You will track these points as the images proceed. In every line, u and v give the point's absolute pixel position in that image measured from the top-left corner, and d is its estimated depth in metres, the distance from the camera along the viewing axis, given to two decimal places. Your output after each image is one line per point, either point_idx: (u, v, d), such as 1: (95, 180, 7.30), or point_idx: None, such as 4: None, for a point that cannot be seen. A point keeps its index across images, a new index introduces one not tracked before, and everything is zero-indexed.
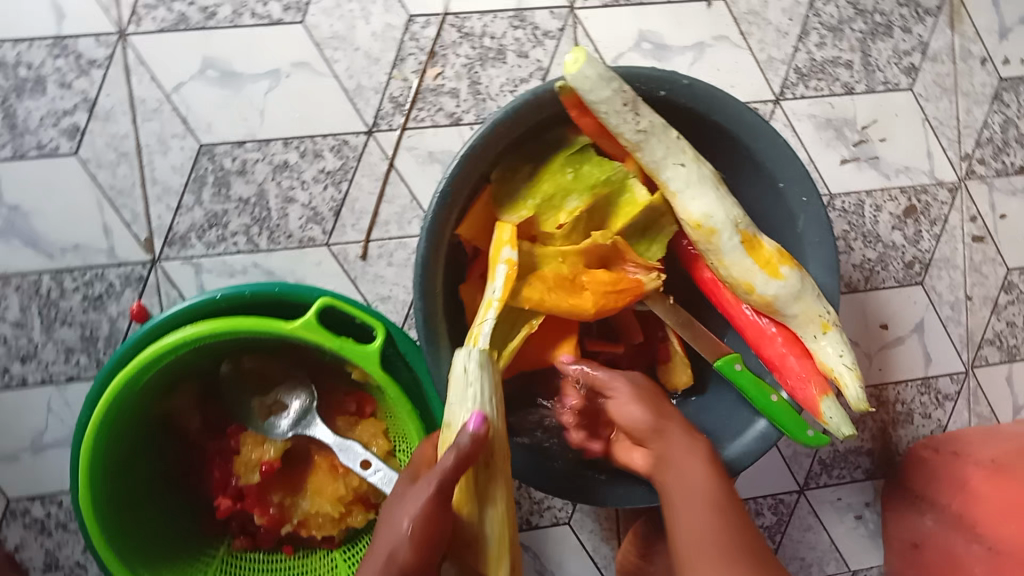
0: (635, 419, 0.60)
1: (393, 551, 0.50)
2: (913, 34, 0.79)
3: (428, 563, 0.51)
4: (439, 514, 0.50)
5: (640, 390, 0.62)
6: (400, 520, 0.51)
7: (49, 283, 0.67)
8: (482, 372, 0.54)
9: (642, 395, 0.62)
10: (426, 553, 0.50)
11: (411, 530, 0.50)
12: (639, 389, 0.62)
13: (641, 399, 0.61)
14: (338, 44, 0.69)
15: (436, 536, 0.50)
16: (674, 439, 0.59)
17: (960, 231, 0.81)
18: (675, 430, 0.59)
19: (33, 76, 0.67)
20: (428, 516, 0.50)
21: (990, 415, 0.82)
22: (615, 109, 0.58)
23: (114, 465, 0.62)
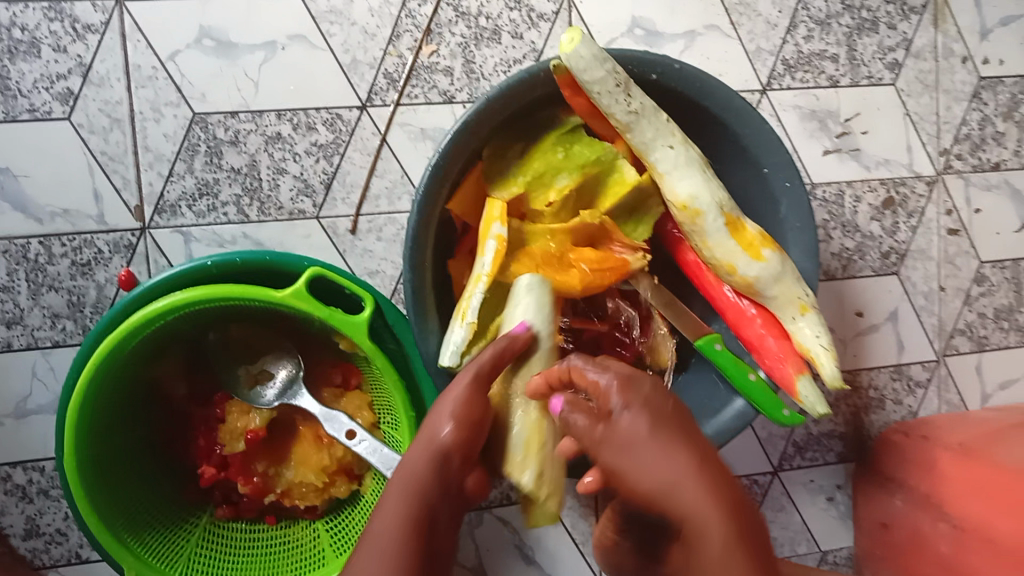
0: (661, 471, 0.42)
1: (435, 435, 0.52)
2: (898, 30, 0.81)
3: (470, 442, 0.52)
4: (478, 399, 0.53)
5: (670, 427, 0.43)
6: (443, 407, 0.53)
7: (37, 247, 0.67)
8: (533, 290, 0.60)
9: (665, 437, 0.43)
10: (468, 435, 0.52)
11: (451, 409, 0.52)
12: (678, 445, 0.42)
13: (668, 453, 0.42)
14: (335, 18, 0.70)
15: (477, 418, 0.53)
16: (702, 533, 0.40)
17: (936, 223, 0.83)
18: (718, 524, 0.40)
19: (26, 39, 0.66)
20: (472, 396, 0.53)
21: (959, 404, 0.85)
22: (607, 89, 0.59)
23: (99, 429, 0.62)
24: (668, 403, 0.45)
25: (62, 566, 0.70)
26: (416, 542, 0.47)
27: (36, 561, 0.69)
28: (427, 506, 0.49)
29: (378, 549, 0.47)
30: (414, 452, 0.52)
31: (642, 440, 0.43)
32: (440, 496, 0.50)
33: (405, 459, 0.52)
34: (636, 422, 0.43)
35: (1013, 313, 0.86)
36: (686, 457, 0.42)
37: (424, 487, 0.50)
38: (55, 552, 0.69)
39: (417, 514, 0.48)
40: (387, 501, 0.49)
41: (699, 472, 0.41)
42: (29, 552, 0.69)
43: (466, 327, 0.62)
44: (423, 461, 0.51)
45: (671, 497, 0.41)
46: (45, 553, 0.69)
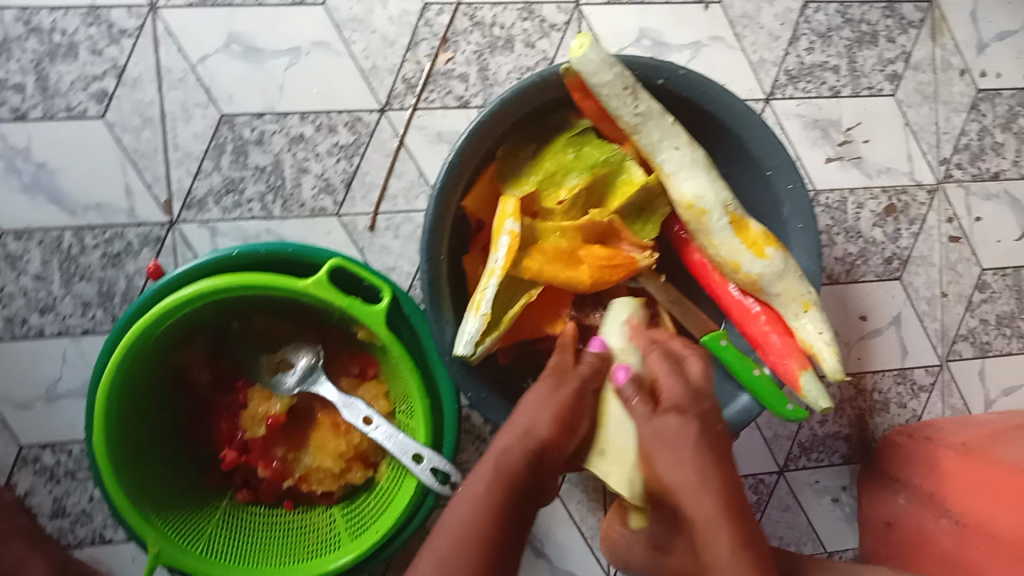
0: (689, 476, 0.48)
1: (530, 427, 0.56)
2: (897, 44, 0.84)
3: (557, 447, 0.57)
4: (569, 406, 0.58)
5: (708, 447, 0.49)
6: (533, 402, 0.58)
7: (70, 238, 0.71)
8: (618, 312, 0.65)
9: (704, 447, 0.49)
10: (557, 438, 0.57)
11: (548, 404, 0.57)
12: (711, 460, 0.48)
13: (700, 456, 0.49)
14: (356, 26, 0.73)
15: (567, 420, 0.58)
16: (707, 535, 0.46)
17: (937, 230, 0.85)
18: (726, 530, 0.45)
19: (65, 42, 0.70)
20: (569, 407, 0.58)
21: (963, 408, 0.86)
22: (615, 92, 0.62)
23: (128, 410, 0.65)
24: (719, 426, 0.52)
25: (86, 546, 0.72)
26: (497, 523, 0.49)
27: (62, 540, 0.71)
28: (512, 488, 0.52)
29: (460, 525, 0.49)
30: (508, 441, 0.55)
31: (682, 444, 0.49)
32: (526, 487, 0.53)
33: (495, 447, 0.55)
34: (683, 428, 0.50)
35: (1014, 320, 0.87)
36: (711, 465, 0.48)
37: (514, 468, 0.53)
38: (80, 531, 0.72)
39: (503, 494, 0.51)
40: (474, 480, 0.52)
41: (719, 479, 0.48)
42: (55, 531, 0.72)
43: (480, 318, 0.64)
44: (517, 449, 0.54)
45: (690, 496, 0.47)
46: (70, 532, 0.72)
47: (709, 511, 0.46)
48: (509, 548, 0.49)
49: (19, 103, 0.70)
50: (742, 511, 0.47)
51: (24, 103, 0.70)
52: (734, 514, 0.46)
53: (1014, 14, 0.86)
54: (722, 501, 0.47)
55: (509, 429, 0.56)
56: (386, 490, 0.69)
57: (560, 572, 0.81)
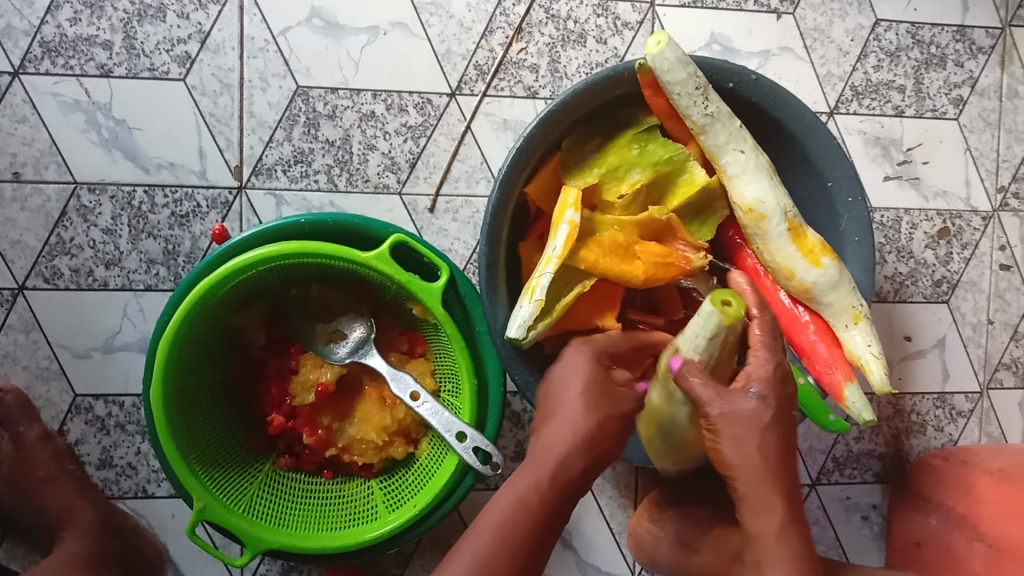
0: (755, 464, 0.52)
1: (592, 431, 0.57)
2: (965, 68, 0.84)
3: (613, 451, 0.59)
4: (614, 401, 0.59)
5: (776, 436, 0.53)
6: (579, 394, 0.59)
7: (142, 196, 0.73)
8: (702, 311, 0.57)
9: (771, 438, 0.52)
10: (613, 443, 0.59)
11: (596, 403, 0.58)
12: (777, 449, 0.53)
13: (767, 448, 0.52)
14: (435, 10, 0.75)
15: (616, 419, 0.59)
16: (758, 512, 0.53)
17: (989, 257, 0.85)
18: (778, 510, 0.53)
19: (155, 4, 0.73)
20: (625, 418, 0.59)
21: (1000, 437, 0.86)
22: (687, 91, 0.64)
23: (186, 365, 0.67)
24: (789, 395, 0.55)
25: (129, 498, 0.74)
26: (537, 523, 0.54)
27: (107, 490, 0.73)
28: (561, 488, 0.56)
29: (504, 523, 0.53)
30: (568, 441, 0.57)
31: (754, 430, 0.52)
32: (573, 486, 0.57)
33: (546, 441, 0.57)
34: (757, 414, 0.52)
35: None
36: (775, 453, 0.52)
37: (562, 470, 0.56)
38: (124, 484, 0.74)
39: (550, 495, 0.55)
40: (524, 475, 0.56)
41: (778, 467, 0.52)
42: (100, 481, 0.73)
43: (534, 303, 0.65)
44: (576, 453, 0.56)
45: (750, 478, 0.52)
46: (114, 484, 0.74)
47: (762, 493, 0.53)
48: (548, 543, 0.55)
49: (106, 60, 0.72)
50: (790, 491, 0.54)
51: (110, 60, 0.72)
52: (783, 496, 0.53)
53: None
54: (776, 485, 0.53)
55: (569, 427, 0.57)
56: (425, 467, 0.71)
57: (585, 564, 0.81)
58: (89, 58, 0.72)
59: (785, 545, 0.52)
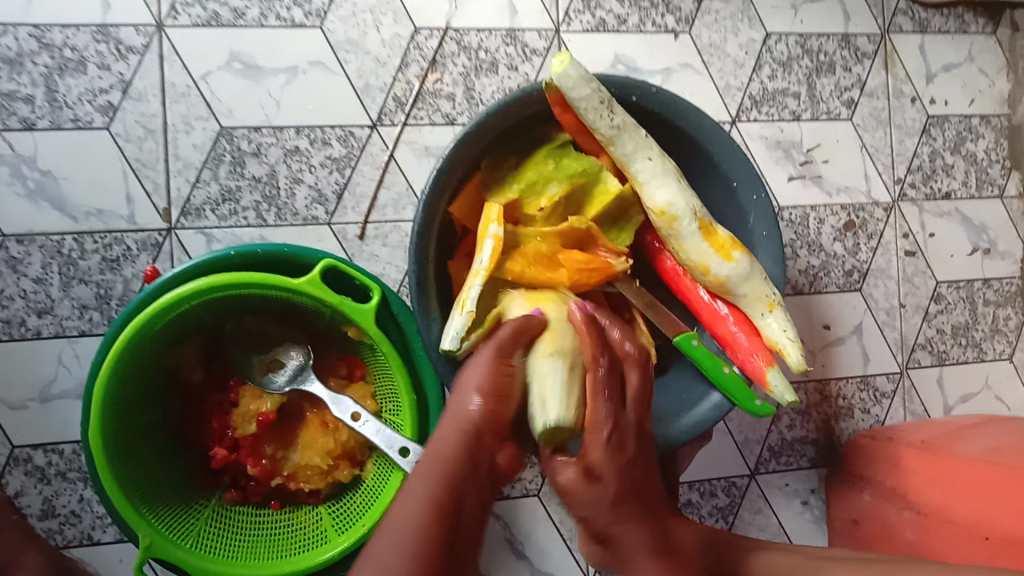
0: (620, 539, 0.51)
1: (461, 403, 0.53)
2: (853, 72, 0.91)
3: (500, 413, 0.54)
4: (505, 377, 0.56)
5: (624, 511, 0.50)
6: (468, 379, 0.55)
7: (71, 243, 0.73)
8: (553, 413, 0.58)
9: (620, 518, 0.50)
10: (494, 403, 0.54)
11: (478, 380, 0.54)
12: (633, 522, 0.51)
13: (617, 529, 0.51)
14: (351, 48, 0.78)
15: (504, 397, 0.55)
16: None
17: (894, 245, 0.91)
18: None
19: (75, 57, 0.74)
20: (492, 371, 0.56)
21: (923, 414, 0.90)
22: (592, 106, 0.68)
23: (125, 405, 0.67)
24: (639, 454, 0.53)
25: (74, 546, 0.72)
26: (441, 515, 0.45)
27: (51, 541, 0.72)
28: (456, 491, 0.47)
29: (405, 518, 0.45)
30: (442, 428, 0.52)
31: (605, 512, 0.50)
32: (473, 460, 0.49)
33: (433, 443, 0.51)
34: (595, 504, 0.50)
35: (969, 330, 0.92)
36: (624, 528, 0.51)
37: (453, 472, 0.48)
38: (69, 533, 0.72)
39: (446, 473, 0.48)
40: (411, 493, 0.47)
41: (642, 536, 0.51)
42: (44, 532, 0.72)
43: (465, 315, 0.67)
44: (451, 432, 0.51)
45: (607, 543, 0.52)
46: (58, 534, 0.72)
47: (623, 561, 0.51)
48: (466, 527, 0.47)
49: (29, 114, 0.73)
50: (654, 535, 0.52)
51: (33, 113, 0.73)
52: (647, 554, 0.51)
53: (957, 48, 0.94)
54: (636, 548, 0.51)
55: (444, 416, 0.53)
56: (373, 487, 0.71)
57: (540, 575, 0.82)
58: (11, 112, 0.73)
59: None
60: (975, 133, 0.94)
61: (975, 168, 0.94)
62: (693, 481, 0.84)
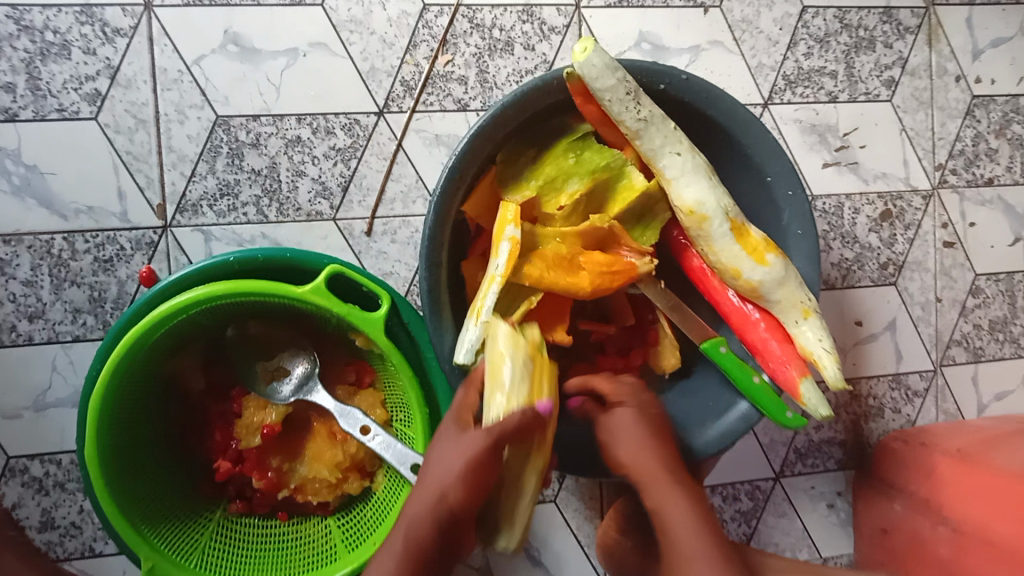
0: (637, 452, 0.58)
1: (442, 489, 0.54)
2: (894, 50, 0.84)
3: (473, 501, 0.55)
4: (488, 463, 0.55)
5: (642, 426, 0.59)
6: (449, 462, 0.54)
7: (61, 243, 0.69)
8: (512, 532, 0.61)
9: (639, 428, 0.59)
10: (473, 489, 0.54)
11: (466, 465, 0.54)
12: (648, 431, 0.59)
13: (641, 444, 0.58)
14: (354, 27, 0.73)
15: (481, 477, 0.55)
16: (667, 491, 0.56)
17: (932, 236, 0.85)
18: (671, 481, 0.56)
19: (58, 41, 0.69)
20: (479, 460, 0.54)
21: (956, 413, 0.86)
22: (618, 97, 0.62)
23: (122, 419, 0.63)
24: (657, 414, 0.61)
25: (76, 558, 0.70)
26: None
27: (51, 553, 0.70)
28: (423, 562, 0.53)
29: None
30: (418, 505, 0.54)
31: (628, 422, 0.59)
32: (439, 547, 0.54)
33: (410, 510, 0.54)
34: (620, 415, 0.60)
35: (1008, 325, 0.88)
36: (645, 437, 0.59)
37: (423, 546, 0.53)
38: (69, 545, 0.70)
39: (414, 561, 0.52)
40: (385, 559, 0.53)
41: (657, 449, 0.58)
42: (44, 545, 0.70)
43: (480, 326, 0.63)
44: (427, 516, 0.53)
45: (638, 460, 0.58)
46: (59, 546, 0.70)
47: (650, 470, 0.57)
48: None
49: (10, 103, 0.68)
50: (676, 469, 0.57)
51: (14, 103, 0.68)
52: (668, 472, 0.57)
53: (1008, 21, 0.87)
54: (661, 466, 0.57)
55: (420, 492, 0.55)
56: (383, 501, 0.68)
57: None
58: None
59: (686, 501, 0.55)
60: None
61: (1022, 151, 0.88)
62: (715, 485, 0.81)
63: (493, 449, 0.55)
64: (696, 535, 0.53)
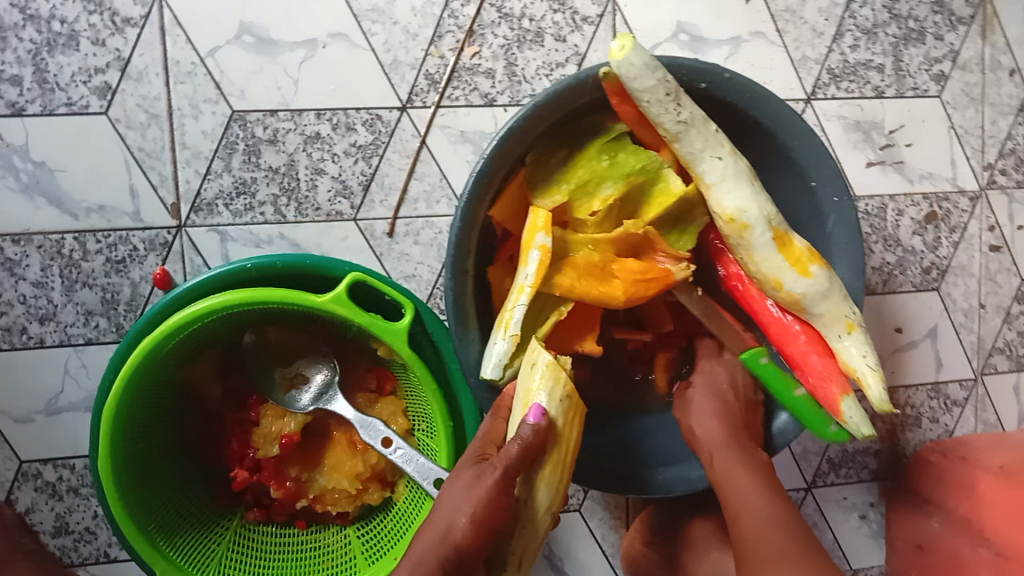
0: (707, 433, 0.64)
1: (449, 526, 0.53)
2: (945, 42, 0.80)
3: (482, 544, 0.54)
4: (497, 502, 0.53)
5: (711, 402, 0.66)
6: (459, 498, 0.54)
7: (72, 243, 0.66)
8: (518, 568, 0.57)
9: (711, 405, 0.65)
10: (481, 532, 0.53)
11: (473, 506, 0.53)
12: (717, 409, 0.65)
13: (710, 422, 0.64)
14: (376, 17, 0.69)
15: (492, 518, 0.53)
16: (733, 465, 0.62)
17: (978, 239, 0.81)
18: (737, 460, 0.62)
19: (66, 31, 0.65)
20: (489, 499, 0.53)
21: (996, 423, 0.83)
22: (658, 98, 0.58)
23: (136, 429, 0.61)
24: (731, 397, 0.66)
25: (91, 564, 0.69)
26: None
27: (65, 559, 0.68)
28: None
29: None
30: (427, 542, 0.54)
31: (704, 402, 0.66)
32: None
33: (422, 546, 0.54)
34: (698, 395, 0.67)
35: None
36: (716, 417, 0.64)
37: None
38: (84, 550, 0.69)
39: None
40: None
41: (726, 426, 0.64)
42: (58, 550, 0.68)
43: (508, 339, 0.59)
44: (434, 553, 0.53)
45: (707, 436, 0.64)
46: (73, 551, 0.69)
47: (719, 447, 0.63)
48: None
49: (16, 97, 0.65)
50: (746, 446, 0.63)
51: (21, 97, 0.65)
52: (736, 451, 0.63)
53: None
54: (730, 441, 0.63)
55: (429, 529, 0.55)
56: (404, 512, 0.66)
57: None
58: None
59: (751, 476, 0.61)
60: None
61: None
62: None
63: (503, 486, 0.53)
64: (764, 511, 0.60)
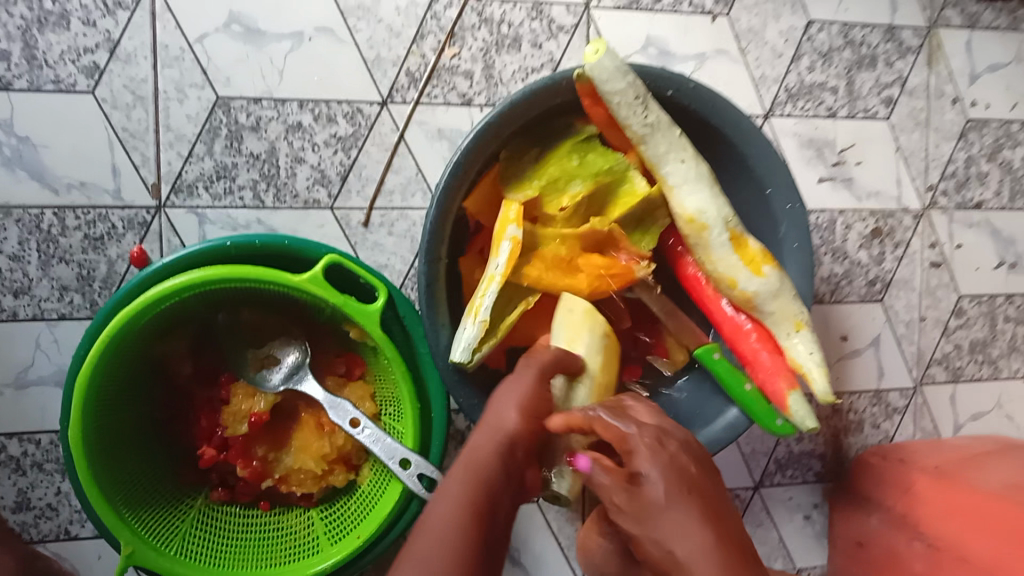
0: (677, 538, 0.41)
1: (501, 420, 0.51)
2: (895, 68, 0.86)
3: (534, 436, 0.52)
4: (541, 398, 0.55)
5: (675, 488, 0.43)
6: (506, 397, 0.54)
7: (51, 218, 0.68)
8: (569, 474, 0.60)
9: (666, 488, 0.43)
10: (532, 427, 0.52)
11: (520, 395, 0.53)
12: (677, 498, 0.43)
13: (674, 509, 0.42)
14: (362, 15, 0.72)
15: (539, 409, 0.54)
16: None
17: (920, 255, 0.87)
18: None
19: (57, 10, 0.67)
20: (536, 394, 0.55)
21: (933, 431, 0.88)
22: (627, 101, 0.62)
23: (107, 401, 0.62)
24: (688, 476, 0.45)
25: (50, 541, 0.69)
26: (475, 522, 0.44)
27: (24, 535, 0.68)
28: (489, 492, 0.47)
29: (437, 531, 0.43)
30: (478, 435, 0.51)
31: (658, 492, 0.43)
32: (501, 485, 0.48)
33: (468, 447, 0.50)
34: (665, 484, 0.43)
35: (987, 346, 0.89)
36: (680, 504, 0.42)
37: (491, 478, 0.48)
38: (44, 527, 0.68)
39: (483, 487, 0.47)
40: (441, 496, 0.46)
41: (704, 525, 0.42)
42: (18, 525, 0.68)
43: (478, 325, 0.62)
44: (488, 442, 0.50)
45: (671, 535, 0.41)
46: (33, 527, 0.68)
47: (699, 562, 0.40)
48: (487, 552, 0.44)
49: (4, 72, 0.67)
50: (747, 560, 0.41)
51: (8, 72, 0.67)
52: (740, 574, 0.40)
53: (1006, 47, 0.89)
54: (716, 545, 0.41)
55: (480, 427, 0.52)
56: (369, 493, 0.67)
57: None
58: None
59: None
60: (1014, 139, 0.90)
61: (1010, 177, 0.90)
62: None
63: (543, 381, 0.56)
64: None
